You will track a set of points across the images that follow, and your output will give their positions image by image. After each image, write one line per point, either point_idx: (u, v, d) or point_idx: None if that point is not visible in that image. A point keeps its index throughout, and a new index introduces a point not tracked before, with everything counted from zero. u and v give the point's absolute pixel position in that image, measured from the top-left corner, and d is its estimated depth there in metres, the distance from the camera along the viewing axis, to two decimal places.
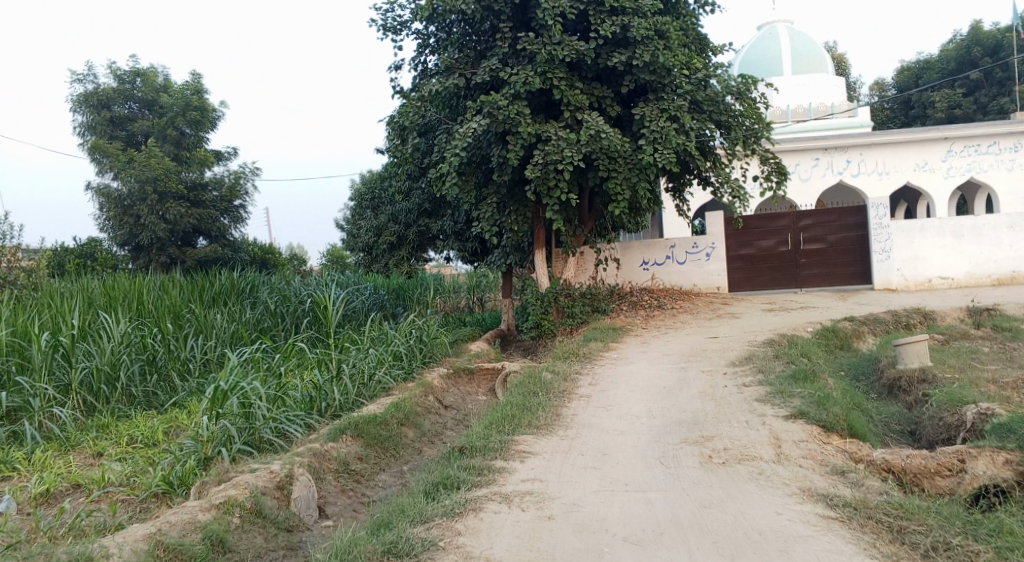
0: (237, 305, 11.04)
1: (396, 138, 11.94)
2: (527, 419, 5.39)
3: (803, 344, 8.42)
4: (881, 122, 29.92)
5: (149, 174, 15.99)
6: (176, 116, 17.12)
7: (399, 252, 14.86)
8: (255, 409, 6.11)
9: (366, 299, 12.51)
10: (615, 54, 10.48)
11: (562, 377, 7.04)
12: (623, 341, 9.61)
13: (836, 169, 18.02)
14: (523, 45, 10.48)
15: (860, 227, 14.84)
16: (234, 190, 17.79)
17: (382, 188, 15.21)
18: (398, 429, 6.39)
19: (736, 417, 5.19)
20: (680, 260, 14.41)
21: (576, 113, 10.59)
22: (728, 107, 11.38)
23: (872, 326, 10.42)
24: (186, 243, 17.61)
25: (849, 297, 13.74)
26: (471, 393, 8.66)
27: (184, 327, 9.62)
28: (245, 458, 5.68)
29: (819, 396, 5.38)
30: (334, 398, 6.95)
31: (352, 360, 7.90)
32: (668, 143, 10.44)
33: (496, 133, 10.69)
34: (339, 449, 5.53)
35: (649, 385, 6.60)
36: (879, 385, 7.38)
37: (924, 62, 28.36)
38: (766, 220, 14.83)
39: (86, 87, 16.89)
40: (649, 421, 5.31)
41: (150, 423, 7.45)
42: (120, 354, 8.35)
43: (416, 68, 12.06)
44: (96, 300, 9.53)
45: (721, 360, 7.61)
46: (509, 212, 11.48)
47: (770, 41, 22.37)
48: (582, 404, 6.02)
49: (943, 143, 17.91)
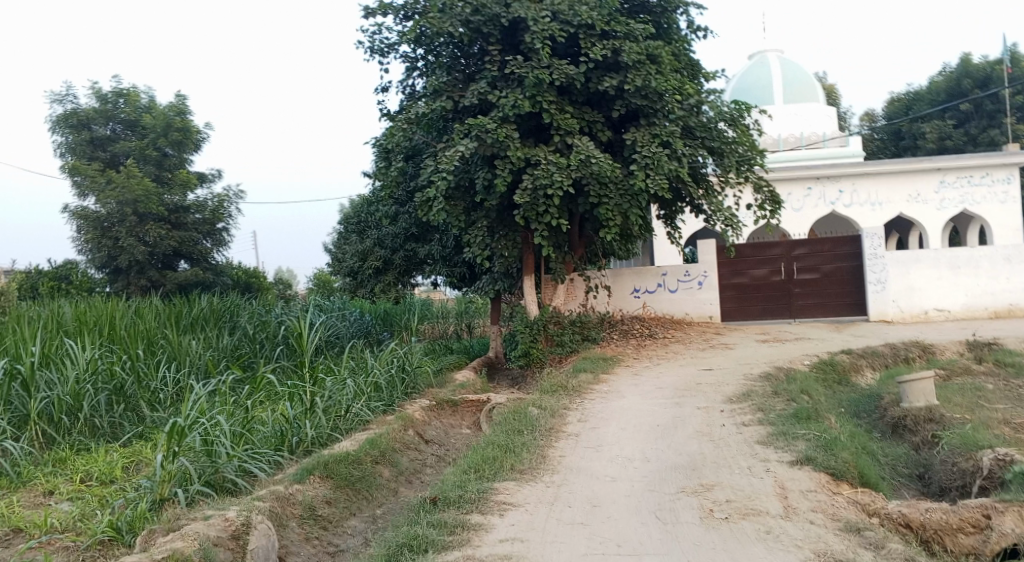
0: (215, 331, 10.61)
1: (381, 161, 11.67)
2: (510, 462, 4.97)
3: (802, 379, 8.08)
4: (872, 153, 30.05)
5: (128, 196, 15.57)
6: (159, 137, 16.81)
7: (384, 278, 14.28)
8: (219, 447, 5.68)
9: (349, 327, 12.11)
10: (605, 79, 10.29)
11: (549, 413, 6.63)
12: (614, 373, 9.24)
13: (829, 198, 17.86)
14: (512, 68, 10.19)
15: (854, 257, 14.56)
16: (217, 212, 17.40)
17: (367, 212, 14.67)
18: (372, 468, 5.97)
19: (737, 462, 4.79)
20: (671, 288, 14.09)
21: (566, 138, 10.35)
22: (721, 134, 11.17)
23: (870, 359, 10.10)
24: (167, 267, 17.16)
25: (844, 329, 13.45)
26: (454, 427, 8.23)
27: (156, 354, 9.19)
28: (204, 500, 5.24)
29: (826, 439, 5.00)
30: (306, 432, 6.55)
31: (327, 391, 7.48)
32: (660, 169, 10.16)
33: (484, 157, 10.40)
34: (305, 493, 5.09)
35: (642, 423, 6.20)
36: (882, 424, 7.02)
37: (914, 94, 28.64)
38: (758, 249, 14.51)
39: (66, 108, 16.58)
40: (643, 465, 4.91)
41: (111, 457, 6.97)
42: (85, 382, 7.89)
43: (404, 90, 11.82)
44: (64, 324, 9.08)
45: (717, 396, 7.24)
46: (499, 237, 11.16)
47: (762, 69, 22.38)
48: (570, 444, 5.62)
49: (935, 174, 17.79)
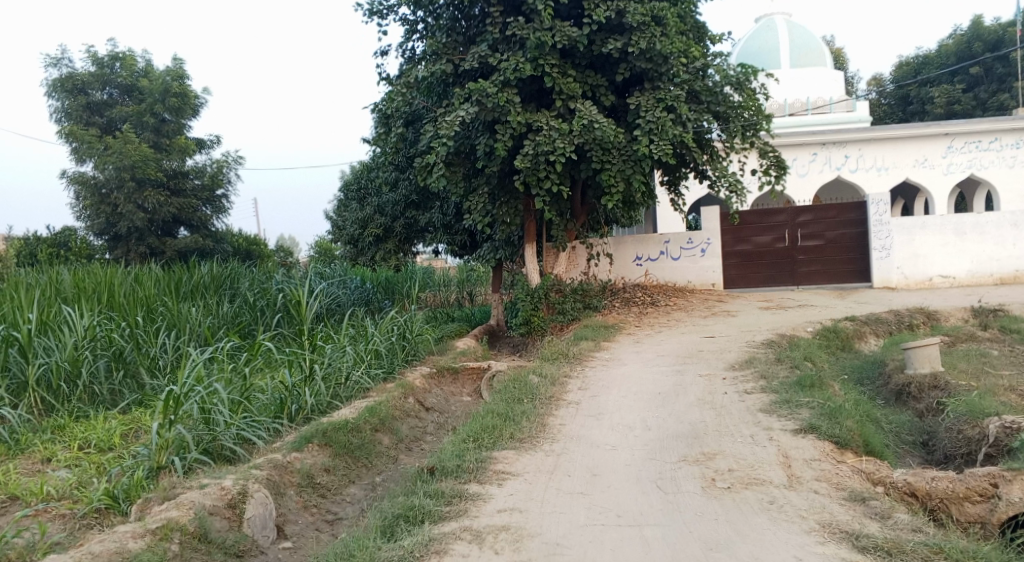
0: (215, 298, 10.54)
1: (380, 127, 11.46)
2: (509, 430, 4.91)
3: (805, 346, 8.00)
4: (879, 118, 29.62)
5: (126, 162, 15.29)
6: (156, 103, 16.47)
7: (385, 245, 14.00)
8: (217, 415, 5.64)
9: (350, 295, 12.04)
10: (609, 41, 10.04)
11: (550, 381, 6.57)
12: (615, 341, 9.17)
13: (834, 164, 17.61)
14: (513, 31, 9.94)
15: (859, 224, 14.39)
16: (216, 179, 17.23)
17: (367, 178, 14.47)
18: (371, 436, 5.94)
19: (740, 430, 4.72)
20: (674, 256, 13.96)
21: (569, 102, 10.13)
22: (726, 98, 10.88)
23: (874, 326, 10.01)
24: (167, 234, 17.05)
25: (847, 296, 13.35)
26: (455, 394, 8.19)
27: (156, 321, 9.13)
28: (201, 468, 5.20)
29: (830, 407, 4.92)
30: (306, 400, 6.51)
31: (327, 358, 7.41)
32: (665, 134, 9.94)
33: (485, 121, 10.19)
34: (303, 461, 5.05)
35: (643, 391, 6.13)
36: (886, 391, 6.95)
37: (923, 58, 28.08)
38: (762, 216, 14.34)
39: (62, 72, 16.32)
40: (644, 433, 4.84)
41: (110, 424, 6.94)
42: (83, 349, 7.83)
43: (404, 54, 11.56)
44: (63, 291, 9.02)
45: (719, 363, 7.17)
46: (500, 204, 11.01)
47: (768, 32, 21.93)
48: (571, 412, 5.56)
49: (943, 139, 17.50)
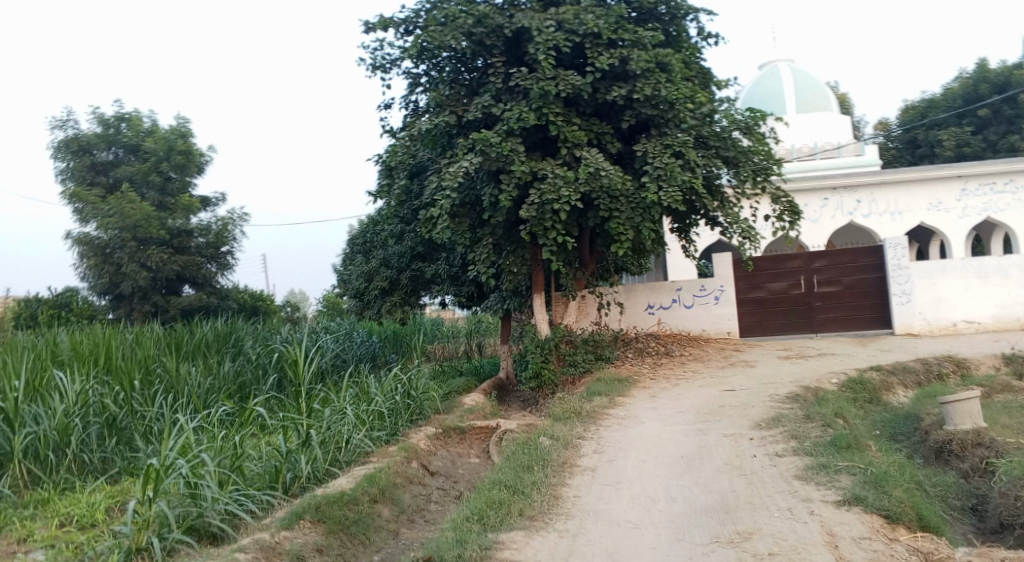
0: (217, 357, 10.21)
1: (385, 179, 11.38)
2: (518, 506, 4.48)
3: (833, 399, 7.55)
4: (887, 162, 29.56)
5: (128, 222, 15.24)
6: (161, 161, 16.55)
7: (391, 298, 13.61)
8: (204, 488, 5.22)
9: (356, 349, 11.68)
10: (614, 89, 9.87)
11: (562, 444, 6.14)
12: (631, 395, 8.73)
13: (846, 209, 17.32)
14: (516, 81, 9.82)
15: (877, 268, 13.99)
16: (221, 236, 17.11)
17: (373, 231, 14.27)
18: (370, 509, 5.49)
19: (775, 503, 4.27)
20: (687, 304, 13.55)
21: (574, 150, 9.92)
22: (735, 142, 10.66)
23: (902, 376, 9.52)
24: (171, 292, 16.83)
25: (869, 343, 12.86)
26: (462, 456, 7.73)
27: (153, 384, 8.79)
28: (183, 549, 4.77)
29: (874, 474, 4.47)
30: (302, 468, 6.12)
31: (325, 422, 7.00)
32: (674, 181, 9.67)
33: (489, 172, 9.97)
34: (293, 541, 4.63)
35: (664, 454, 5.69)
36: (925, 449, 6.47)
37: (928, 101, 28.14)
38: (776, 261, 13.98)
39: (68, 134, 16.40)
40: (668, 507, 4.40)
41: (96, 497, 6.52)
42: (74, 416, 7.47)
43: (407, 106, 11.45)
44: (58, 354, 8.70)
45: (743, 420, 6.72)
46: (507, 254, 10.73)
47: (773, 79, 21.98)
48: (586, 480, 5.13)
49: (957, 182, 17.21)
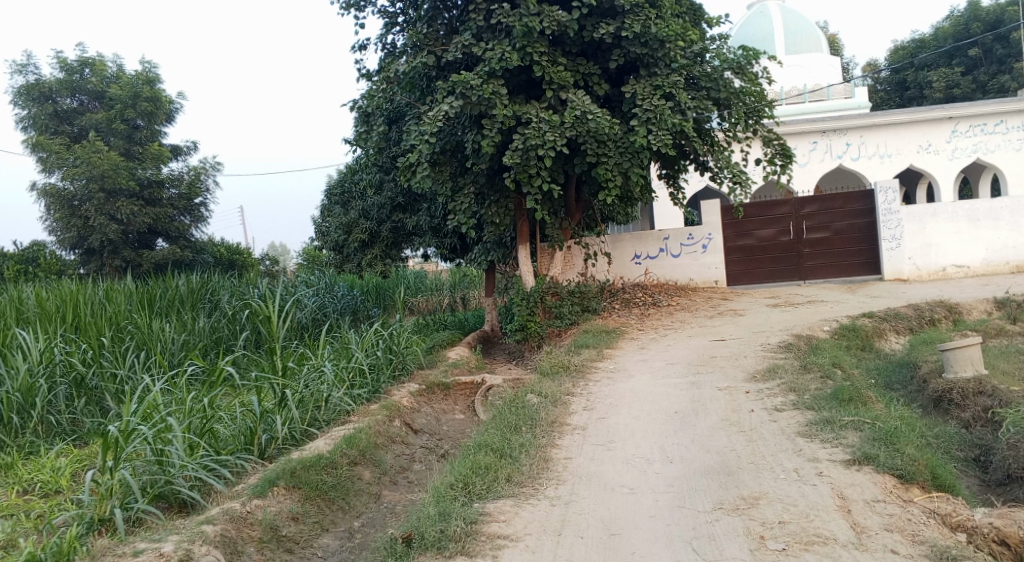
0: (192, 313, 9.77)
1: (362, 126, 10.80)
2: (505, 471, 4.21)
3: (827, 348, 7.33)
4: (876, 105, 29.14)
5: (94, 172, 14.57)
6: (126, 108, 15.70)
7: (371, 251, 13.58)
8: (172, 452, 4.89)
9: (338, 303, 11.30)
10: (602, 26, 9.33)
11: (551, 401, 5.86)
12: (619, 347, 8.47)
13: (835, 153, 16.97)
14: (497, 18, 9.25)
15: (867, 213, 13.73)
16: (194, 187, 16.49)
17: (351, 181, 13.76)
18: (349, 471, 5.21)
19: (779, 463, 4.04)
20: (674, 253, 13.24)
21: (560, 93, 9.42)
22: (727, 83, 10.17)
23: (894, 322, 9.33)
24: (144, 246, 16.24)
25: (858, 290, 12.68)
26: (446, 412, 7.47)
27: (124, 340, 8.36)
28: (150, 519, 4.46)
29: (882, 430, 4.24)
30: (278, 429, 5.82)
31: (302, 380, 6.66)
32: (663, 124, 9.23)
33: (471, 116, 9.48)
34: (267, 510, 4.34)
35: (656, 410, 5.43)
36: (923, 398, 6.30)
37: (918, 41, 27.58)
38: (766, 207, 13.67)
39: (28, 79, 15.54)
40: (665, 470, 4.15)
41: (61, 461, 6.14)
42: (38, 376, 7.05)
43: (383, 48, 10.83)
44: (22, 312, 8.23)
45: (738, 372, 6.47)
46: (489, 203, 10.29)
47: (762, 19, 21.31)
48: (576, 440, 4.87)
49: (947, 123, 16.85)
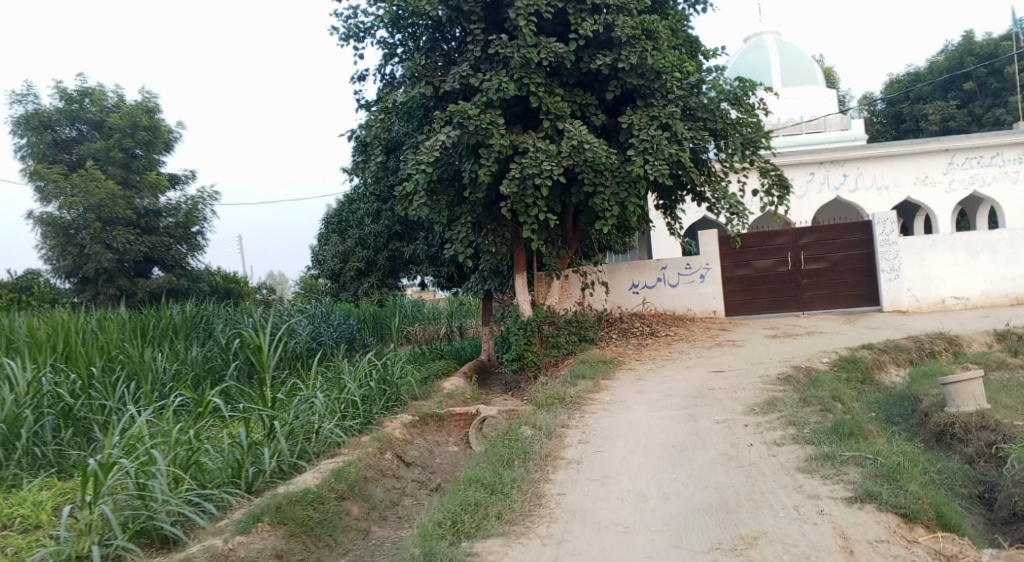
0: (186, 342, 9.65)
1: (360, 156, 10.81)
2: (496, 508, 4.08)
3: (827, 380, 7.23)
4: (872, 137, 29.37)
5: (91, 201, 14.56)
6: (124, 137, 15.75)
7: (368, 278, 13.45)
8: (155, 486, 4.75)
9: (333, 332, 11.20)
10: (598, 57, 9.40)
11: (545, 434, 5.74)
12: (616, 378, 8.36)
13: (832, 184, 17.01)
14: (495, 48, 9.31)
15: (865, 244, 13.69)
16: (191, 215, 16.47)
17: (349, 210, 13.80)
18: (337, 507, 5.07)
19: (779, 500, 3.93)
20: (672, 283, 13.18)
21: (556, 122, 9.44)
22: (723, 114, 10.24)
23: (894, 354, 9.23)
24: (140, 274, 16.17)
25: (857, 321, 12.60)
26: (440, 444, 7.31)
27: (114, 369, 8.23)
28: (130, 557, 4.33)
29: (884, 466, 4.13)
30: (266, 462, 5.68)
31: (292, 411, 6.54)
32: (660, 154, 9.23)
33: (468, 146, 9.49)
34: (250, 547, 4.20)
35: (653, 444, 5.31)
36: (925, 432, 6.18)
37: (913, 75, 27.89)
38: (764, 238, 13.64)
39: (27, 108, 15.61)
40: (661, 507, 4.03)
41: (44, 494, 5.98)
42: (25, 407, 6.92)
43: (382, 78, 10.89)
44: (13, 341, 8.12)
45: (736, 404, 6.36)
46: (486, 233, 10.25)
47: (758, 52, 21.55)
48: (571, 475, 4.75)
49: (943, 155, 16.94)
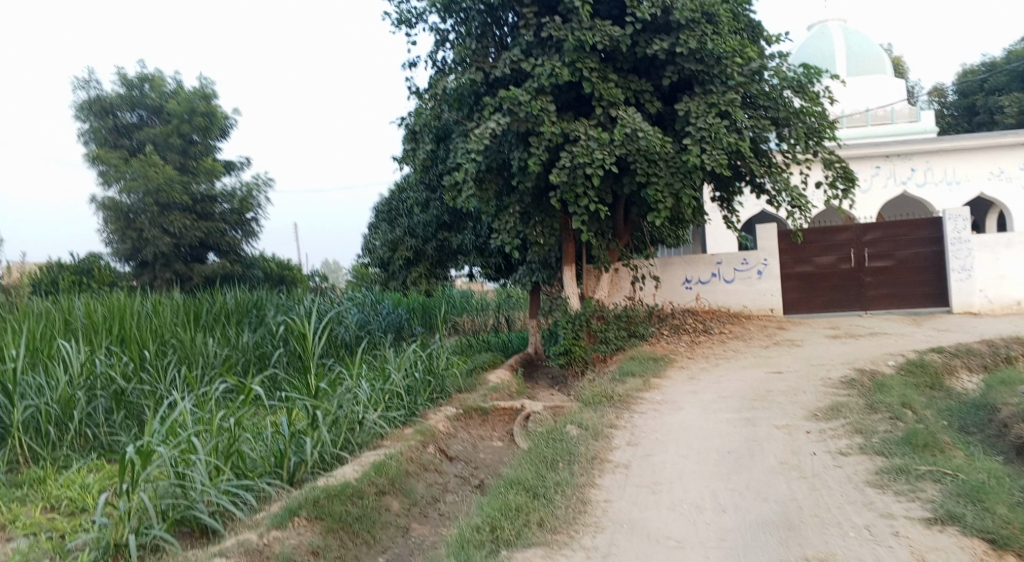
0: (237, 327, 9.70)
1: (409, 144, 10.71)
2: (538, 514, 3.88)
3: (894, 384, 6.79)
4: (942, 131, 28.01)
5: (149, 185, 14.88)
6: (182, 123, 16.05)
7: (416, 269, 13.00)
8: (193, 475, 4.71)
9: (382, 321, 11.17)
10: (655, 41, 9.02)
11: (592, 434, 5.51)
12: (667, 376, 8.04)
13: (899, 178, 16.19)
14: (548, 32, 9.03)
15: (935, 242, 12.95)
16: (245, 202, 16.72)
17: (398, 199, 13.66)
18: (376, 501, 4.96)
19: (847, 519, 3.64)
20: (727, 279, 12.73)
21: (610, 110, 9.13)
22: (786, 102, 9.75)
23: (968, 358, 8.66)
24: (195, 259, 16.49)
25: (924, 322, 11.95)
26: (484, 439, 7.15)
27: (166, 352, 8.30)
28: (167, 546, 4.31)
29: (965, 485, 3.79)
30: (307, 452, 5.58)
31: (335, 401, 6.45)
32: (718, 143, 8.84)
33: (518, 134, 9.25)
34: (284, 542, 4.13)
35: (707, 448, 5.03)
36: (1005, 444, 5.72)
37: (988, 65, 26.45)
38: (825, 233, 13.06)
39: (90, 95, 16.02)
40: (717, 520, 3.76)
41: (92, 477, 6.02)
42: (78, 389, 7.01)
43: (433, 65, 10.75)
44: (70, 324, 8.24)
45: (796, 408, 6.01)
46: (534, 223, 10.01)
47: (823, 40, 20.68)
48: (618, 479, 4.51)
49: (1021, 149, 15.96)
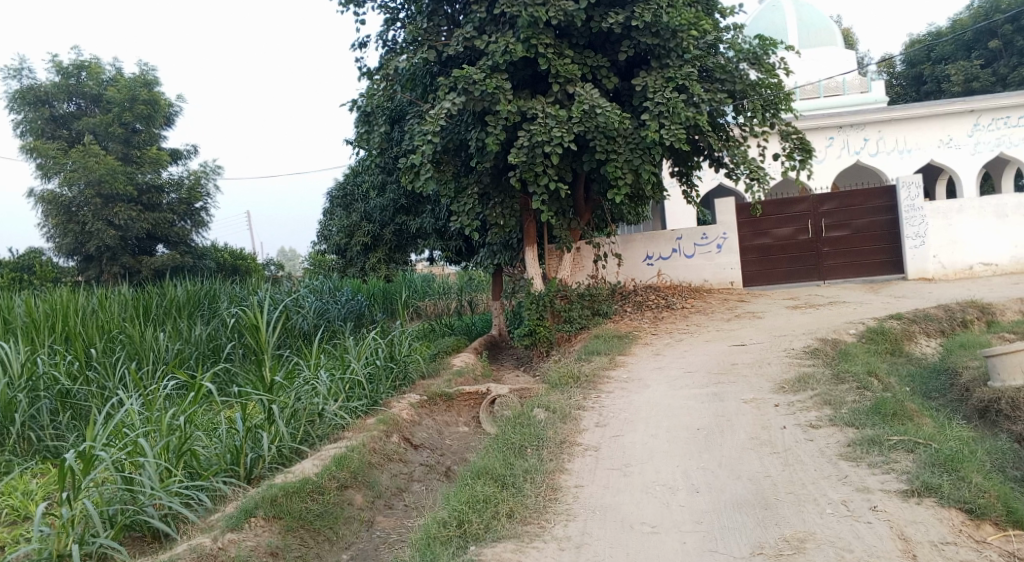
0: (190, 321, 9.32)
1: (362, 126, 10.34)
2: (507, 506, 3.74)
3: (857, 353, 6.81)
4: (892, 101, 28.48)
5: (90, 177, 14.21)
6: (123, 111, 15.34)
7: (374, 254, 13.02)
8: (141, 477, 4.44)
9: (341, 308, 10.87)
10: (609, 15, 8.82)
11: (560, 417, 5.37)
12: (632, 353, 7.97)
13: (853, 148, 16.39)
14: (501, 9, 8.78)
15: (889, 210, 13.12)
16: (194, 191, 16.13)
17: (354, 182, 13.29)
18: (338, 496, 4.75)
19: (823, 495, 3.59)
20: (688, 253, 12.71)
21: (567, 86, 8.93)
22: (742, 75, 9.78)
23: (925, 323, 8.77)
24: (143, 252, 15.87)
25: (881, 290, 12.12)
26: (449, 425, 6.98)
27: (113, 349, 7.90)
28: (115, 555, 4.06)
29: (937, 455, 3.77)
30: (264, 447, 5.34)
31: (293, 393, 6.19)
32: (676, 117, 8.73)
33: (474, 113, 9.00)
34: (241, 545, 3.92)
35: (677, 426, 4.94)
36: (968, 408, 5.76)
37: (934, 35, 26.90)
38: (782, 206, 13.14)
39: (23, 84, 15.21)
40: (691, 501, 3.68)
41: (36, 483, 5.66)
42: (19, 390, 6.59)
43: (384, 45, 10.39)
44: (9, 323, 7.79)
45: (763, 381, 5.97)
46: (494, 204, 9.77)
47: (775, 12, 20.74)
48: (589, 463, 4.40)
49: (969, 117, 16.23)
